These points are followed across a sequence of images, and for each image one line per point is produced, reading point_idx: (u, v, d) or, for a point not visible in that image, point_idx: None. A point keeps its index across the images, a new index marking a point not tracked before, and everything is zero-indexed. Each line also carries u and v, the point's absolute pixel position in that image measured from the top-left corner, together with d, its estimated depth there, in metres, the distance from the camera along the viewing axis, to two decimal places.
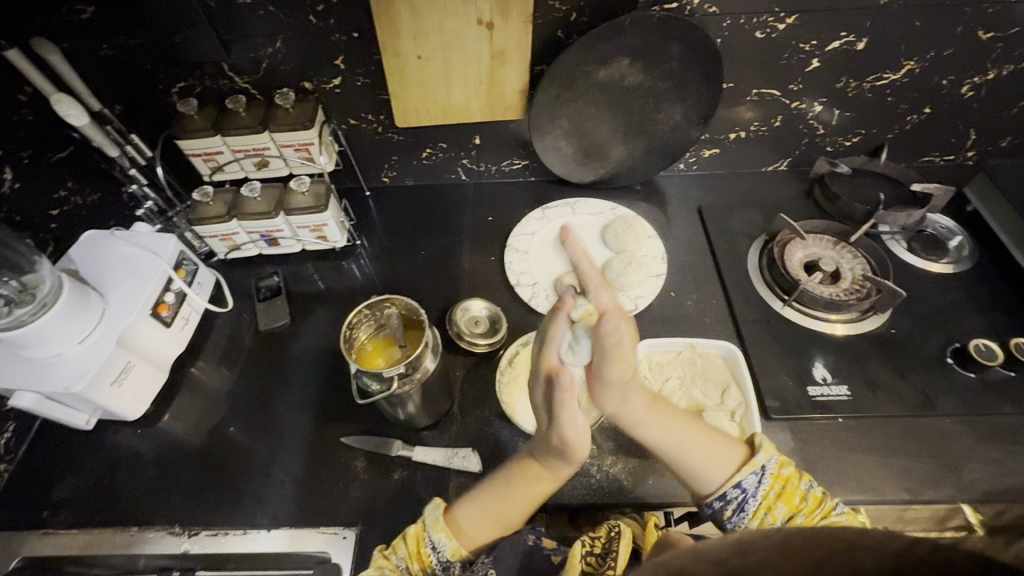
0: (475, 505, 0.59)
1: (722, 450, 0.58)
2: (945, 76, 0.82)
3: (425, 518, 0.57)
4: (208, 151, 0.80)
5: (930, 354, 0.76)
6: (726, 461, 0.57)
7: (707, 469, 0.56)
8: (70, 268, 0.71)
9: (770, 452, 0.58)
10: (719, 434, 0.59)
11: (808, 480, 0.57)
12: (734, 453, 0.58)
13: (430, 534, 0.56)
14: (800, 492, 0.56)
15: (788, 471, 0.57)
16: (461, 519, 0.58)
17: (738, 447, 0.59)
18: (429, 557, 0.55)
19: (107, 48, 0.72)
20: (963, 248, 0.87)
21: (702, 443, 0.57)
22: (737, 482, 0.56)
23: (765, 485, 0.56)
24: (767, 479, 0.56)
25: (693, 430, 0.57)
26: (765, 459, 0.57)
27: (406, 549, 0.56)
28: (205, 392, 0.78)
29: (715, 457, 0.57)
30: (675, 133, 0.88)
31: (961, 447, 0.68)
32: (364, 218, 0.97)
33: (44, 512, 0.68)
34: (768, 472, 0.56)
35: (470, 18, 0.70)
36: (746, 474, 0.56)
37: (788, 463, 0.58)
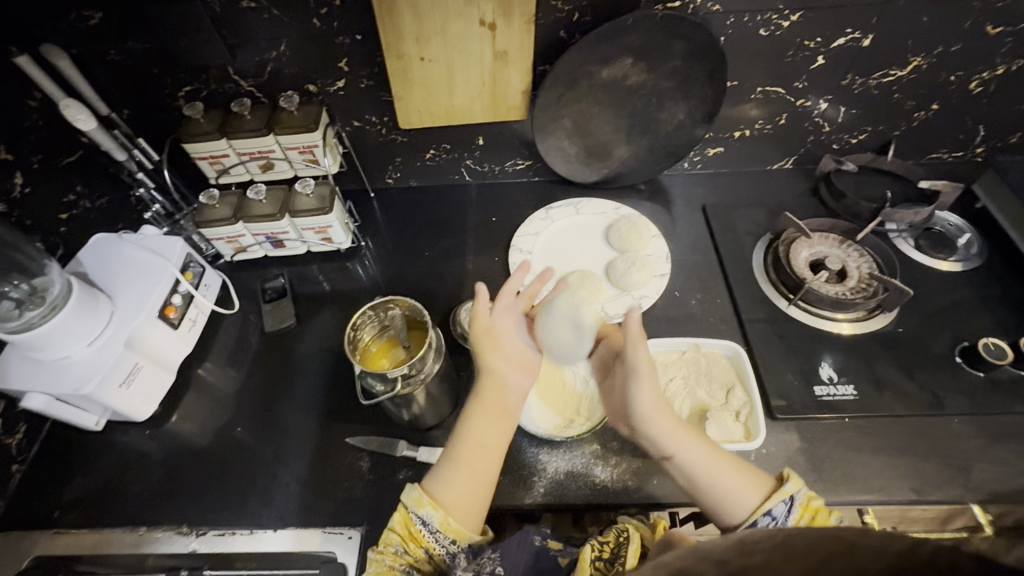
0: (452, 474, 0.58)
1: (749, 478, 0.56)
2: (953, 72, 0.81)
3: (406, 499, 0.57)
4: (214, 154, 0.80)
5: (938, 353, 0.75)
6: (753, 488, 0.55)
7: (735, 497, 0.54)
8: (79, 271, 0.72)
9: (798, 482, 0.55)
10: (746, 467, 0.57)
11: (837, 513, 0.55)
12: (760, 483, 0.56)
13: (415, 511, 0.56)
14: (831, 522, 0.54)
15: (818, 502, 0.55)
16: (438, 489, 0.57)
17: (764, 477, 0.56)
18: (421, 534, 0.55)
19: (115, 53, 0.73)
20: (972, 246, 0.87)
21: (728, 470, 0.56)
22: (767, 510, 0.53)
23: (794, 515, 0.54)
24: (796, 508, 0.54)
25: (718, 458, 0.57)
26: (795, 489, 0.54)
27: (398, 534, 0.56)
28: (212, 393, 0.79)
29: (742, 484, 0.55)
30: (679, 132, 0.88)
31: (970, 446, 0.68)
32: (369, 219, 0.98)
33: (55, 511, 0.69)
34: (798, 502, 0.54)
35: (472, 19, 0.70)
36: (774, 503, 0.54)
37: (817, 496, 0.55)
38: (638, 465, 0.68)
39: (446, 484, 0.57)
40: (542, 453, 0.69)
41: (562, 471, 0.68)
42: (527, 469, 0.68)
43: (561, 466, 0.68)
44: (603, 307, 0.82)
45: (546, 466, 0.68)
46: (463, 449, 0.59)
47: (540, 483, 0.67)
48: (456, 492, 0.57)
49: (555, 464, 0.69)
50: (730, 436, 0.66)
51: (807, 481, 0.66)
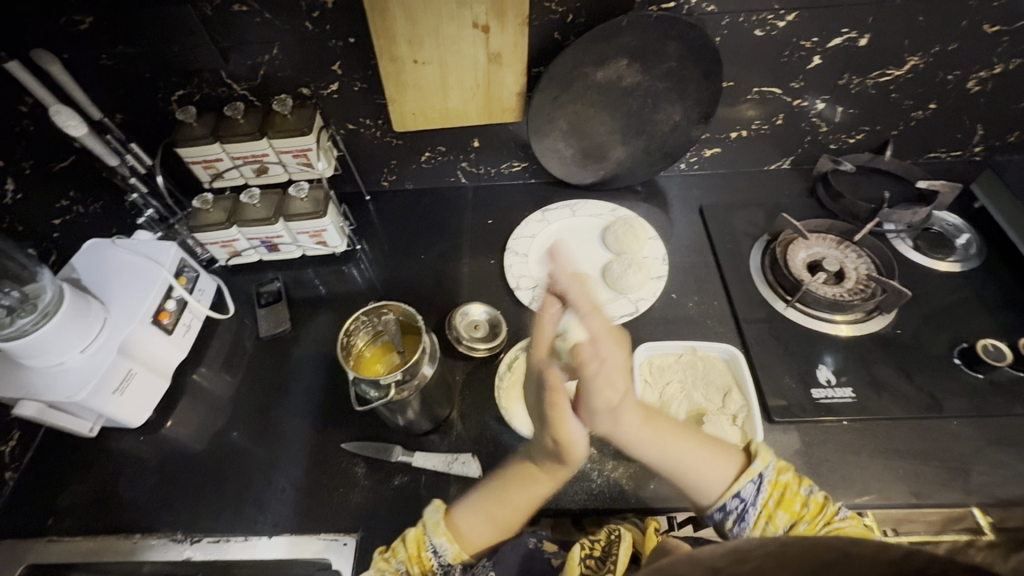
0: (478, 513, 0.57)
1: (720, 458, 0.57)
2: (951, 71, 0.81)
3: (424, 521, 0.56)
4: (208, 158, 0.80)
5: (937, 354, 0.75)
6: (723, 469, 0.56)
7: (704, 483, 0.56)
8: (72, 277, 0.72)
9: (767, 458, 0.57)
10: (716, 443, 0.58)
11: (808, 485, 0.56)
12: (731, 460, 0.57)
13: (431, 537, 0.55)
14: (800, 497, 0.55)
15: (788, 477, 0.56)
16: (462, 522, 0.56)
17: (734, 455, 0.58)
18: (430, 562, 0.54)
19: (106, 58, 0.72)
20: (970, 246, 0.86)
21: (705, 452, 0.57)
22: (736, 492, 0.55)
23: (764, 494, 0.55)
24: (765, 487, 0.55)
25: (692, 443, 0.57)
26: (762, 467, 0.56)
27: (406, 551, 0.55)
28: (207, 398, 0.78)
29: (713, 467, 0.56)
30: (676, 133, 0.87)
31: (968, 448, 0.67)
32: (364, 222, 0.97)
33: (49, 519, 0.69)
34: (766, 481, 0.55)
35: (465, 22, 0.69)
36: (743, 483, 0.55)
37: (787, 469, 0.57)
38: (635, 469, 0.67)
39: (470, 518, 0.56)
40: None
41: None
42: None
43: None
44: (599, 310, 0.82)
45: None
46: (492, 498, 0.57)
47: None
48: (480, 534, 0.56)
49: None
50: (727, 440, 0.66)
51: None
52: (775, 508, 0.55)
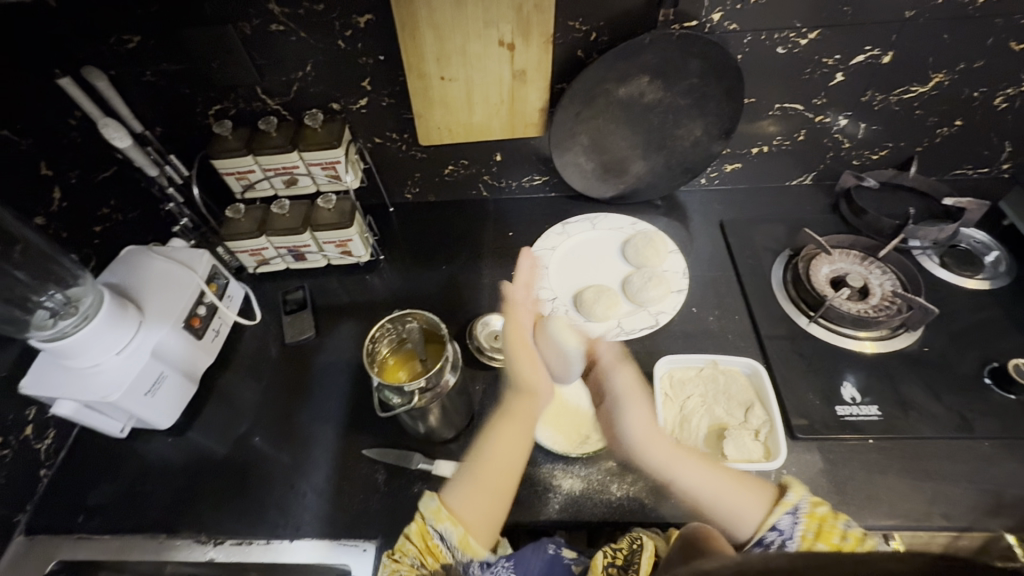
0: (470, 489, 0.58)
1: (753, 489, 0.56)
2: (977, 88, 0.80)
3: (424, 510, 0.56)
4: (241, 170, 0.83)
5: (966, 373, 0.73)
6: (759, 501, 0.55)
7: (733, 513, 0.54)
8: (110, 281, 0.74)
9: (801, 491, 0.54)
10: (743, 478, 0.58)
11: (846, 520, 0.53)
12: (763, 495, 0.55)
13: (434, 524, 0.55)
14: (842, 535, 0.51)
15: (825, 509, 0.53)
16: (458, 505, 0.57)
17: (764, 490, 0.56)
18: (439, 549, 0.55)
19: (150, 74, 0.76)
20: (1000, 264, 0.85)
21: (724, 480, 0.57)
22: (772, 524, 0.53)
23: (801, 526, 0.52)
24: (802, 518, 0.52)
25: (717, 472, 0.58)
26: (797, 498, 0.54)
27: (415, 547, 0.56)
28: (233, 402, 0.80)
29: (745, 499, 0.55)
30: (696, 149, 0.88)
31: (1000, 470, 0.65)
32: (388, 234, 1.00)
33: (79, 517, 0.71)
34: (802, 511, 0.53)
35: (492, 40, 0.71)
36: (779, 516, 0.53)
37: (823, 503, 0.54)
38: (655, 483, 0.67)
39: (463, 496, 0.58)
40: (559, 468, 0.69)
41: (577, 488, 0.67)
42: (541, 484, 0.68)
43: (576, 482, 0.68)
44: (619, 323, 0.82)
45: (561, 482, 0.68)
46: (486, 470, 0.60)
47: (555, 499, 0.67)
48: (479, 513, 0.56)
49: (570, 479, 0.68)
50: (749, 456, 0.65)
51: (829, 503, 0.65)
52: (814, 540, 0.51)
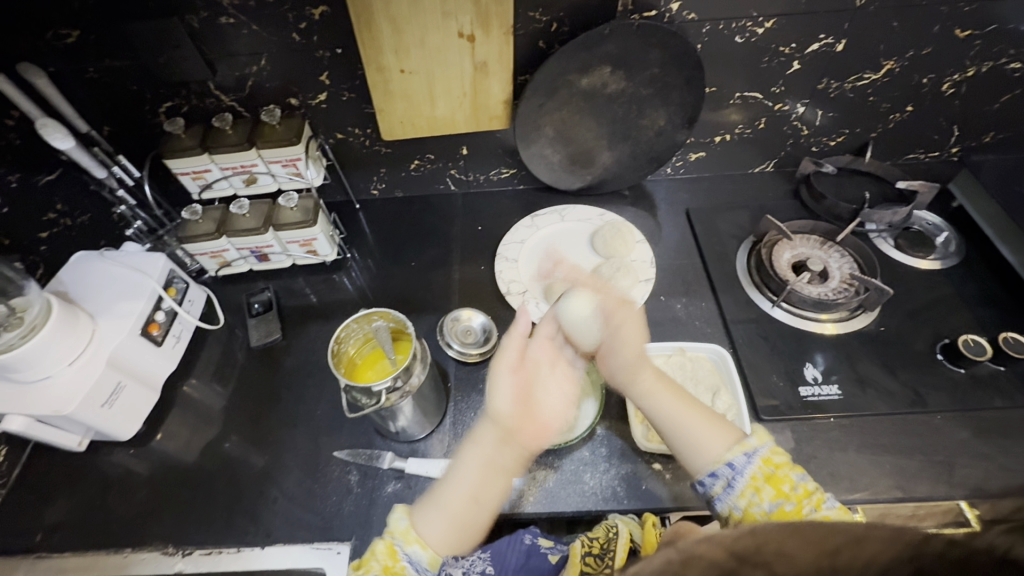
0: (444, 519, 0.53)
1: (719, 430, 0.59)
2: (926, 75, 0.83)
3: (392, 530, 0.54)
4: (196, 169, 0.79)
5: (919, 350, 0.76)
6: (720, 436, 0.58)
7: (695, 447, 0.58)
8: (59, 289, 0.71)
9: (763, 438, 0.57)
10: (719, 419, 0.60)
11: (801, 471, 0.55)
12: (727, 433, 0.59)
13: (402, 546, 0.52)
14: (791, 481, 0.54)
15: (780, 459, 0.55)
16: (422, 518, 0.54)
17: (733, 431, 0.59)
18: (403, 569, 0.51)
19: (93, 71, 0.72)
20: (950, 244, 0.88)
21: (698, 421, 0.59)
22: (727, 459, 0.56)
23: (754, 466, 0.55)
24: (756, 459, 0.55)
25: (695, 412, 0.60)
26: (757, 443, 0.57)
27: (379, 563, 0.52)
28: (198, 409, 0.78)
29: (709, 435, 0.58)
30: (660, 138, 0.88)
31: (952, 442, 0.69)
32: (355, 231, 0.98)
33: (36, 536, 0.68)
34: (758, 454, 0.55)
35: (451, 31, 0.70)
36: (735, 454, 0.56)
37: (781, 453, 0.56)
38: (628, 470, 0.68)
39: (427, 512, 0.54)
40: (534, 461, 0.69)
41: (553, 480, 0.68)
42: (516, 478, 0.68)
43: (550, 473, 0.68)
44: None
45: (537, 475, 0.68)
46: (458, 496, 0.54)
47: (530, 493, 0.67)
48: (443, 535, 0.53)
49: (544, 471, 0.68)
50: None
51: None
52: (762, 480, 0.54)
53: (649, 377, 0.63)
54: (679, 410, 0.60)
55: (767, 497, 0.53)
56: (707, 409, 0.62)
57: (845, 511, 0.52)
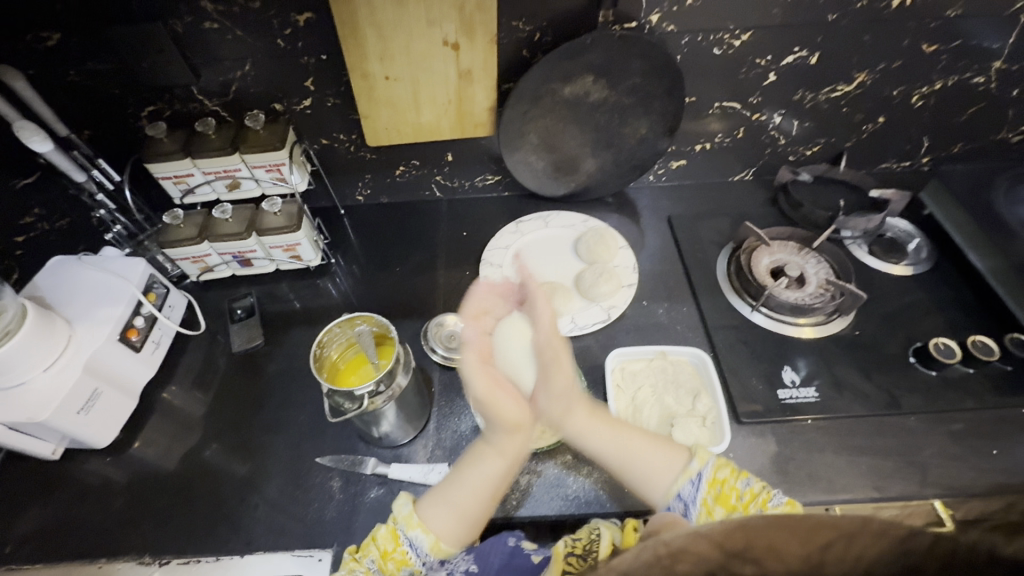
0: (449, 507, 0.55)
1: (664, 455, 0.59)
2: (896, 87, 0.86)
3: (396, 515, 0.56)
4: (178, 174, 0.79)
5: (893, 354, 0.78)
6: (666, 469, 0.58)
7: (648, 484, 0.58)
8: (35, 294, 0.70)
9: (705, 457, 0.57)
10: (663, 442, 0.60)
11: (747, 477, 0.56)
12: (673, 459, 0.58)
13: (405, 531, 0.55)
14: (737, 492, 0.55)
15: (726, 472, 0.56)
16: (431, 511, 0.55)
17: (678, 452, 0.59)
18: (407, 556, 0.54)
19: (74, 74, 0.72)
20: (922, 250, 0.91)
21: (644, 453, 0.59)
22: (676, 493, 0.56)
23: (703, 492, 0.56)
24: (703, 485, 0.56)
25: (640, 447, 0.59)
26: (700, 466, 0.57)
27: (378, 549, 0.55)
28: (177, 416, 0.77)
29: (656, 464, 0.58)
30: (642, 146, 0.90)
31: (925, 443, 0.70)
32: (339, 236, 0.98)
33: (7, 547, 0.66)
34: (704, 479, 0.56)
35: (435, 39, 0.71)
36: (681, 484, 0.56)
37: (725, 465, 0.57)
38: (612, 473, 0.69)
39: (436, 506, 0.56)
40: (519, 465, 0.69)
41: (537, 484, 0.68)
42: None
43: (534, 477, 0.68)
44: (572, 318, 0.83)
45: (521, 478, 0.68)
46: (462, 488, 0.56)
47: (515, 497, 0.67)
48: (448, 525, 0.55)
49: (528, 476, 0.69)
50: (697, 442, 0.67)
51: (772, 484, 0.68)
52: (713, 504, 0.55)
53: (584, 418, 0.61)
54: (624, 443, 0.60)
55: (718, 517, 0.55)
56: (649, 433, 0.62)
57: (792, 505, 0.55)
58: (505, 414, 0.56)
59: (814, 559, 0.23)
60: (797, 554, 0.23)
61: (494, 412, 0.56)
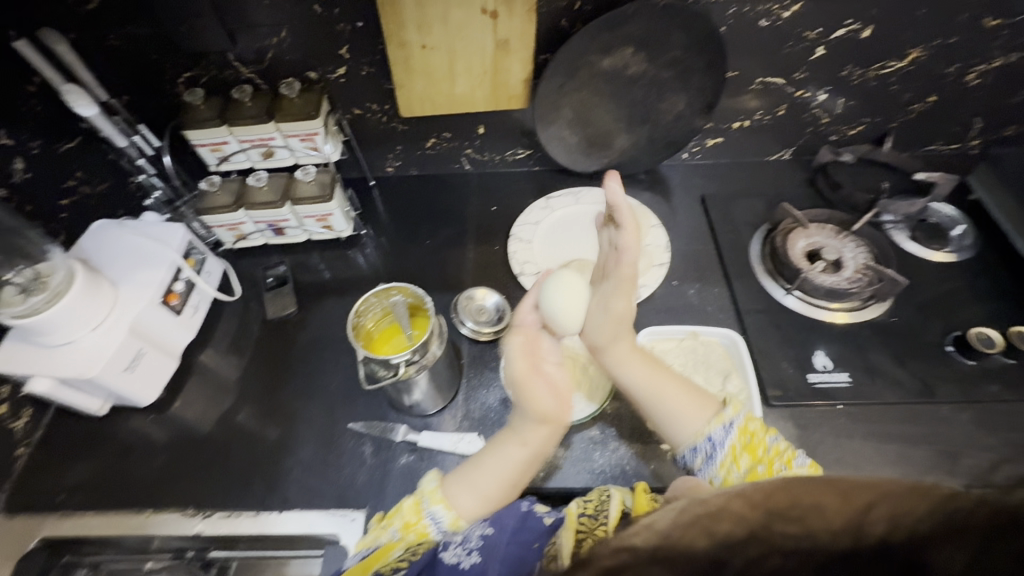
0: (470, 488, 0.58)
1: (696, 402, 0.61)
2: (950, 64, 0.82)
3: (422, 490, 0.59)
4: (215, 141, 0.79)
5: (930, 342, 0.77)
6: (699, 414, 0.60)
7: (679, 419, 0.61)
8: (80, 256, 0.72)
9: (737, 408, 0.60)
10: (698, 393, 0.63)
11: (775, 434, 0.58)
12: (705, 408, 0.61)
13: (428, 506, 0.57)
14: (764, 445, 0.57)
15: (755, 425, 0.59)
16: (455, 491, 0.58)
17: (711, 404, 0.62)
18: (427, 529, 0.56)
19: (114, 39, 0.72)
20: (966, 237, 0.88)
21: (676, 393, 0.62)
22: (707, 434, 0.59)
23: (732, 436, 0.58)
24: (733, 430, 0.58)
25: (675, 390, 0.62)
26: (733, 414, 0.59)
27: (401, 520, 0.57)
28: (215, 379, 0.79)
29: (688, 409, 0.61)
30: (679, 122, 0.88)
31: (958, 431, 0.70)
32: (369, 208, 0.98)
33: (59, 495, 0.70)
34: (736, 425, 0.58)
35: (474, 8, 0.69)
36: (714, 428, 0.59)
37: (756, 419, 0.59)
38: (638, 450, 0.69)
39: (462, 488, 0.58)
40: None
41: (561, 454, 0.69)
42: None
43: (561, 450, 0.70)
44: None
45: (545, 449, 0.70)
46: (481, 473, 0.58)
47: (539, 466, 0.69)
48: (472, 502, 0.57)
49: (556, 448, 0.70)
50: None
51: None
52: (740, 450, 0.57)
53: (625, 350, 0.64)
54: (657, 383, 0.62)
55: (742, 463, 0.56)
56: (681, 378, 0.64)
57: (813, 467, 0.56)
58: (539, 405, 0.57)
59: (849, 518, 0.22)
60: (837, 512, 0.22)
61: (527, 398, 0.57)
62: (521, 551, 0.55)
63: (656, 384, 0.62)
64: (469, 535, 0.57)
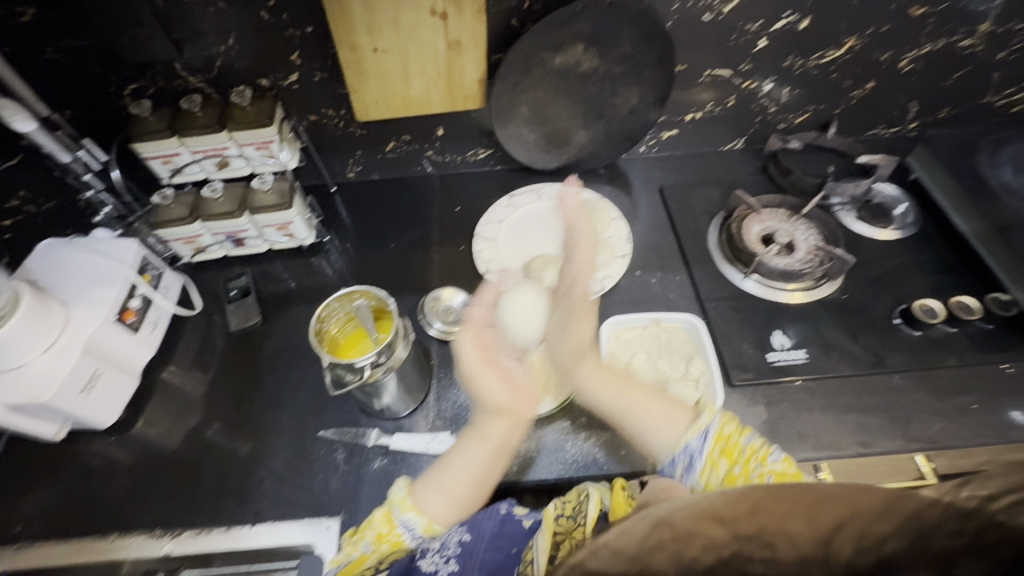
0: (441, 492, 0.56)
1: (670, 414, 0.62)
2: (885, 52, 0.86)
3: (391, 499, 0.57)
4: (166, 153, 0.77)
5: (879, 316, 0.80)
6: (674, 423, 0.61)
7: (656, 433, 0.61)
8: (27, 277, 0.69)
9: (713, 412, 0.60)
10: (669, 403, 0.63)
11: (750, 433, 0.58)
12: (679, 418, 0.61)
13: (400, 514, 0.56)
14: (740, 447, 0.57)
15: (731, 428, 0.59)
16: (426, 494, 0.56)
17: (683, 411, 0.62)
18: (402, 537, 0.56)
19: (51, 51, 0.70)
20: (908, 215, 0.92)
21: (648, 405, 0.63)
22: (684, 445, 0.59)
23: (709, 444, 0.58)
24: (710, 439, 0.58)
25: (653, 401, 0.63)
26: (708, 421, 0.59)
27: (373, 532, 0.56)
28: (179, 396, 0.78)
29: (662, 423, 0.61)
30: (633, 117, 0.90)
31: (909, 399, 0.73)
32: (332, 214, 0.97)
33: (16, 527, 0.67)
34: (711, 433, 0.58)
35: (424, 10, 0.70)
36: (690, 438, 0.59)
37: (731, 421, 0.59)
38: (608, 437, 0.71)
39: (431, 491, 0.56)
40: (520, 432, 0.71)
41: (536, 449, 0.70)
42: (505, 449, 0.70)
43: (533, 443, 0.70)
44: None
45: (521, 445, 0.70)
46: (449, 476, 0.57)
47: (515, 462, 0.69)
48: (441, 505, 0.55)
49: (529, 441, 0.70)
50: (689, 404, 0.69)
51: None
52: (718, 456, 0.57)
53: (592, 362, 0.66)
54: (624, 398, 0.64)
55: (721, 470, 0.57)
56: (652, 389, 0.65)
57: (789, 461, 0.55)
58: (491, 396, 0.56)
59: (816, 538, 0.23)
60: (803, 535, 0.23)
61: (478, 390, 0.57)
62: (499, 556, 0.59)
63: (624, 399, 0.64)
64: (447, 542, 0.60)
